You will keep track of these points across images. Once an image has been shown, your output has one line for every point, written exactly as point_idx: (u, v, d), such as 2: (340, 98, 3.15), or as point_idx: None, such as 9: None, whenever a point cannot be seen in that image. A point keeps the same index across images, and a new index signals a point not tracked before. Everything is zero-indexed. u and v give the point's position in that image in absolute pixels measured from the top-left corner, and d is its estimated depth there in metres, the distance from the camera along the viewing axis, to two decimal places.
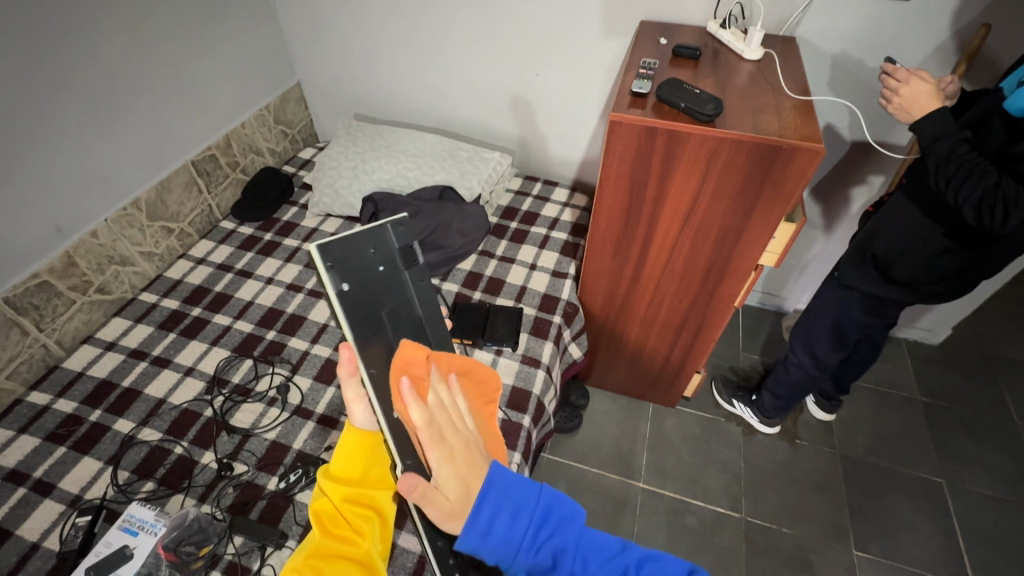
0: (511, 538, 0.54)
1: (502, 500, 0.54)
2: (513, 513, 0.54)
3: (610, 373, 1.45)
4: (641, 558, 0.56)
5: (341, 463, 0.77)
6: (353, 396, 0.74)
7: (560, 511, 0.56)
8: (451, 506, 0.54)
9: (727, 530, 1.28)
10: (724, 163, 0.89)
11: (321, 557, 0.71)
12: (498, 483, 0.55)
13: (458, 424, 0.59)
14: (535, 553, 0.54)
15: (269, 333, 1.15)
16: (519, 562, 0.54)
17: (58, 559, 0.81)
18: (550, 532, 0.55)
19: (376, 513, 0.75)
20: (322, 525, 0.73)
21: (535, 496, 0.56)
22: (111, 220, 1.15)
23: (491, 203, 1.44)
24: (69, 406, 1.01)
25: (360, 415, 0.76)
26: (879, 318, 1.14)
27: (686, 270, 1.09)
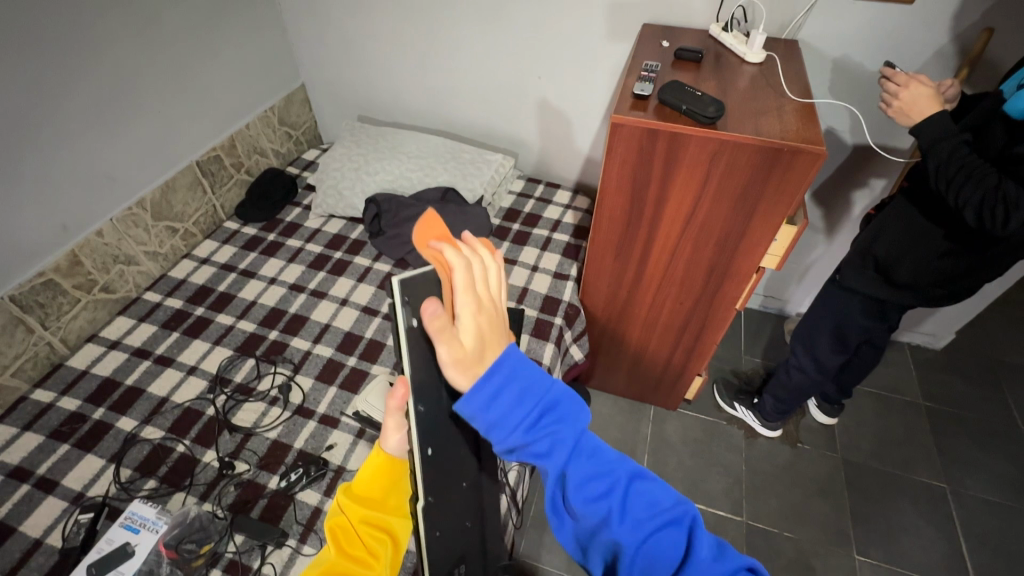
0: (508, 411, 0.48)
1: (511, 376, 0.49)
2: (520, 390, 0.49)
3: (612, 375, 1.45)
4: (635, 475, 0.49)
5: (362, 481, 0.75)
6: (392, 423, 0.71)
7: (566, 405, 0.50)
8: (465, 353, 0.48)
9: (728, 533, 1.28)
10: (726, 165, 0.89)
11: None
12: (515, 359, 0.50)
13: (491, 284, 0.51)
14: (529, 436, 0.48)
15: (271, 333, 1.16)
16: (510, 438, 0.48)
17: (61, 555, 0.82)
18: (551, 421, 0.49)
19: (390, 539, 0.72)
20: (338, 544, 0.71)
21: (548, 383, 0.51)
22: (116, 220, 1.16)
23: (494, 205, 1.45)
24: (73, 403, 1.02)
25: (392, 441, 0.74)
26: (881, 322, 1.13)
27: (687, 272, 1.09)
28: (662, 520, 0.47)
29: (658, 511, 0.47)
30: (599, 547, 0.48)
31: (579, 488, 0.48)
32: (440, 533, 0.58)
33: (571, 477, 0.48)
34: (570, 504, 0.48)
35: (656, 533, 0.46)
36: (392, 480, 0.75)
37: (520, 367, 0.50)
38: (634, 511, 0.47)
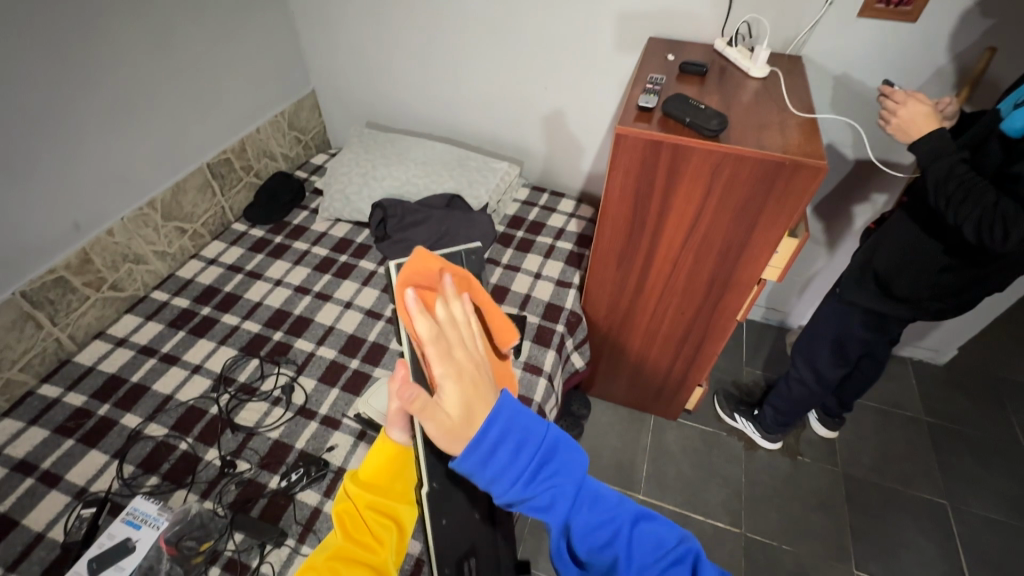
0: (506, 471, 0.47)
1: (505, 431, 0.47)
2: (516, 445, 0.48)
3: (612, 383, 1.46)
4: (637, 516, 0.51)
5: (370, 470, 0.76)
6: (397, 416, 0.69)
7: (564, 453, 0.50)
8: (453, 424, 0.46)
9: (726, 545, 1.27)
10: (728, 178, 0.91)
11: (340, 560, 0.70)
12: (508, 411, 0.48)
13: (468, 336, 0.49)
14: (533, 494, 0.48)
15: (276, 334, 1.17)
16: (514, 498, 0.48)
17: (62, 549, 0.83)
18: (552, 471, 0.49)
19: (395, 525, 0.73)
20: (344, 528, 0.73)
21: (543, 432, 0.49)
22: (127, 220, 1.18)
23: (499, 212, 1.46)
24: (78, 399, 1.03)
25: (395, 431, 0.71)
26: (882, 336, 1.14)
27: (689, 282, 1.10)
28: (665, 561, 0.49)
29: (662, 553, 0.49)
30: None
31: (585, 535, 0.49)
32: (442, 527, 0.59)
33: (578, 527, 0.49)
34: (576, 551, 0.50)
35: None
36: (399, 467, 0.76)
37: (515, 419, 0.48)
38: (640, 558, 0.49)
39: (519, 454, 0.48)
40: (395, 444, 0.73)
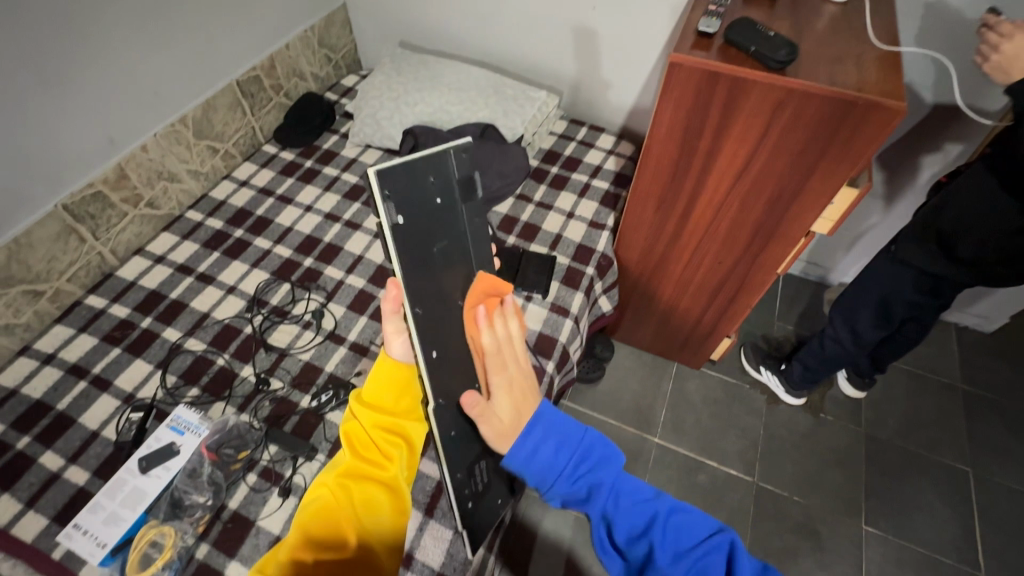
0: (550, 462, 0.60)
1: (550, 428, 0.61)
2: (556, 447, 0.60)
3: (638, 329, 1.44)
4: (673, 509, 0.59)
5: (372, 392, 0.76)
6: (392, 330, 0.75)
7: (601, 452, 0.61)
8: (503, 427, 0.62)
9: (738, 491, 1.30)
10: (789, 118, 0.82)
11: (351, 476, 0.71)
12: (548, 414, 0.62)
13: (517, 351, 0.67)
14: (572, 485, 0.59)
15: (306, 260, 1.18)
16: (555, 487, 0.60)
17: (116, 447, 0.90)
18: (588, 467, 0.60)
19: (404, 442, 0.74)
20: (352, 448, 0.73)
21: (581, 432, 0.62)
22: (160, 136, 1.16)
23: (533, 145, 1.39)
24: (122, 311, 1.08)
25: (395, 346, 0.76)
26: (932, 299, 1.07)
27: (731, 230, 1.04)
28: (700, 549, 0.56)
29: (698, 538, 0.56)
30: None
31: (622, 524, 0.58)
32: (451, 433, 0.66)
33: (616, 518, 0.58)
34: (615, 539, 0.59)
35: (697, 562, 0.55)
36: (401, 386, 0.76)
37: (558, 421, 0.62)
38: (676, 545, 0.56)
39: (560, 453, 0.60)
40: (397, 360, 0.77)
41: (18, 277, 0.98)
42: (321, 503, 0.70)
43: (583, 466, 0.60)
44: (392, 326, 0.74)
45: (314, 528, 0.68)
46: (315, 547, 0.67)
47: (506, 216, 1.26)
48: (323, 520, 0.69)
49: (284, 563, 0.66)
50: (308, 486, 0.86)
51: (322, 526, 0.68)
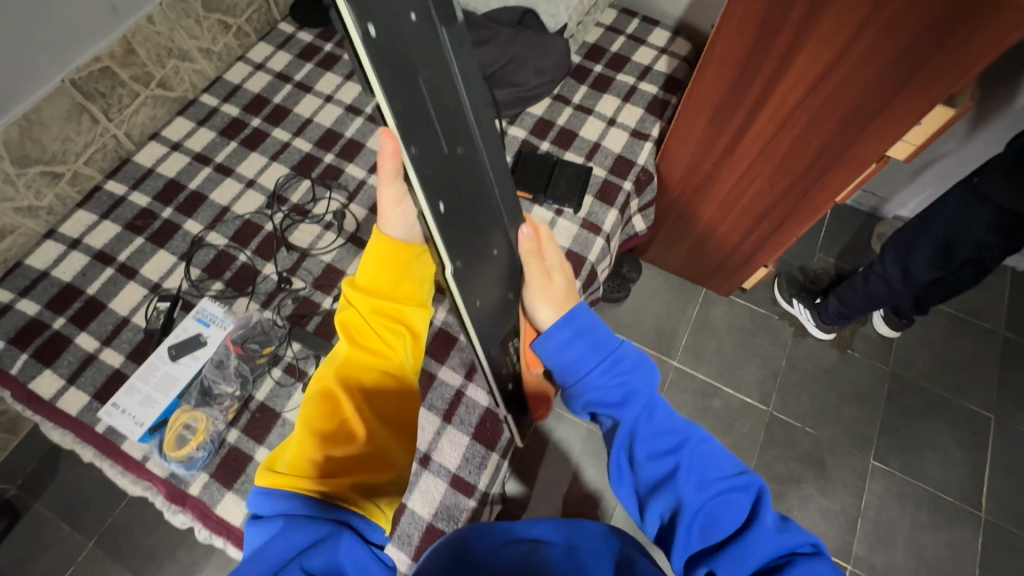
0: (577, 358, 0.63)
1: (580, 332, 0.64)
2: (591, 345, 0.63)
3: (670, 252, 1.38)
4: (702, 439, 0.58)
5: (367, 276, 0.72)
6: (392, 195, 0.62)
7: (635, 365, 0.63)
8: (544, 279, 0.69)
9: (750, 418, 1.31)
10: (892, 15, 0.68)
11: (352, 367, 0.67)
12: (588, 319, 0.65)
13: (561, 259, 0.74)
14: (602, 385, 0.62)
15: (326, 156, 1.12)
16: (583, 382, 0.63)
17: (146, 333, 0.92)
18: (623, 372, 0.62)
19: (406, 330, 0.73)
20: (350, 337, 0.69)
21: (616, 345, 0.64)
22: (165, 5, 1.06)
23: (577, 38, 1.23)
24: (143, 200, 1.05)
25: (392, 222, 0.70)
26: (1005, 240, 0.98)
27: (791, 150, 0.93)
28: (725, 485, 0.54)
29: (722, 473, 0.55)
30: (660, 498, 0.55)
31: (648, 440, 0.58)
32: (476, 302, 0.62)
33: (641, 429, 0.59)
34: (636, 456, 0.58)
35: (720, 494, 0.54)
36: (402, 260, 0.73)
37: (591, 325, 0.65)
38: (700, 473, 0.55)
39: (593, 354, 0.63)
40: (392, 236, 0.72)
41: (35, 157, 0.95)
42: (324, 399, 0.65)
43: (612, 371, 0.62)
44: (388, 193, 0.61)
45: (320, 423, 0.63)
46: (321, 440, 0.61)
47: (540, 119, 1.15)
48: (328, 414, 0.64)
49: (290, 462, 0.59)
50: None
51: (328, 421, 0.63)
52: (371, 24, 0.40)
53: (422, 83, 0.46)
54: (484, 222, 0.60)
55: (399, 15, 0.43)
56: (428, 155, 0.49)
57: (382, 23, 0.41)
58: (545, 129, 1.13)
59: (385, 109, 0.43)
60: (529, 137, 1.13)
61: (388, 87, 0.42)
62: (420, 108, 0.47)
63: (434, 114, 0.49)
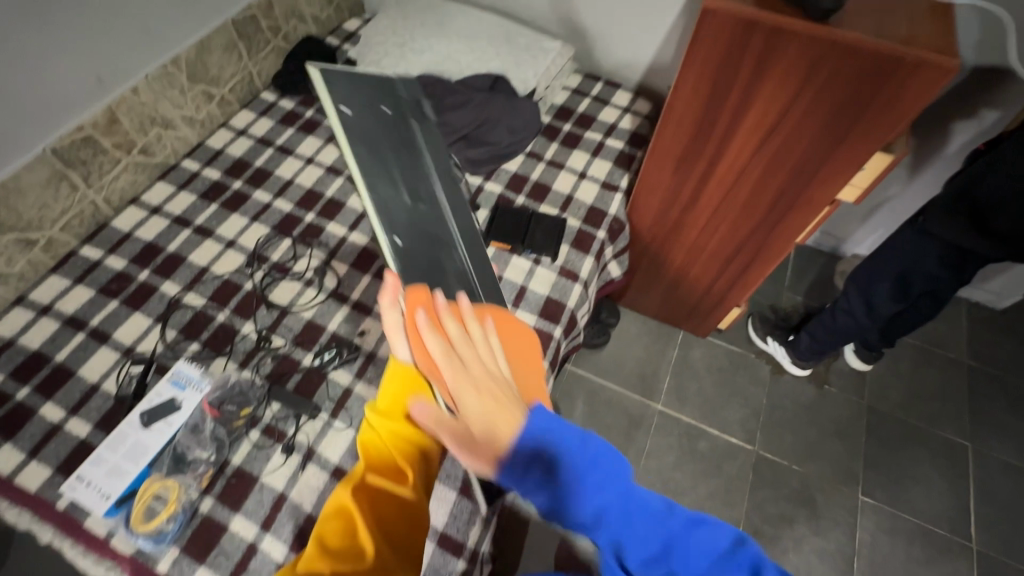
0: (549, 482, 0.52)
1: (537, 444, 0.53)
2: (550, 459, 0.53)
3: (646, 296, 1.42)
4: (692, 521, 0.53)
5: (386, 394, 0.72)
6: (393, 323, 0.66)
7: (601, 458, 0.53)
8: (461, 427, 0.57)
9: (737, 459, 1.31)
10: (829, 75, 0.76)
11: (366, 489, 0.71)
12: (537, 420, 0.54)
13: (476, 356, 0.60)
14: (572, 504, 0.52)
15: (308, 215, 1.14)
16: (555, 501, 0.52)
17: (116, 400, 0.89)
18: (592, 476, 0.53)
19: (420, 450, 0.73)
20: (366, 457, 0.73)
21: (578, 444, 0.54)
22: (152, 78, 1.10)
23: (546, 100, 1.32)
24: (119, 263, 1.05)
25: (400, 348, 0.68)
26: (954, 273, 1.05)
27: (751, 196, 1.00)
28: (723, 566, 0.50)
29: (720, 556, 0.51)
30: None
31: (637, 550, 0.51)
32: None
33: (626, 540, 0.51)
34: (628, 566, 0.52)
35: None
36: (414, 383, 0.72)
37: (544, 427, 0.54)
38: (696, 566, 0.51)
39: (556, 469, 0.53)
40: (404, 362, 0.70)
41: (9, 224, 0.95)
42: (338, 516, 0.70)
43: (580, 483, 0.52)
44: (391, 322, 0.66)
45: (332, 542, 0.68)
46: (331, 559, 0.66)
47: (516, 174, 1.20)
48: (341, 533, 0.68)
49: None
50: (311, 444, 0.87)
51: (339, 541, 0.68)
52: (344, 109, 0.80)
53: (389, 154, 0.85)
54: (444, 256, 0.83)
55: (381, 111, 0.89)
56: (383, 199, 0.76)
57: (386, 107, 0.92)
58: (520, 184, 1.19)
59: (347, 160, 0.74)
60: (505, 191, 1.18)
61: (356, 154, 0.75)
62: (385, 172, 0.79)
63: (391, 172, 0.82)
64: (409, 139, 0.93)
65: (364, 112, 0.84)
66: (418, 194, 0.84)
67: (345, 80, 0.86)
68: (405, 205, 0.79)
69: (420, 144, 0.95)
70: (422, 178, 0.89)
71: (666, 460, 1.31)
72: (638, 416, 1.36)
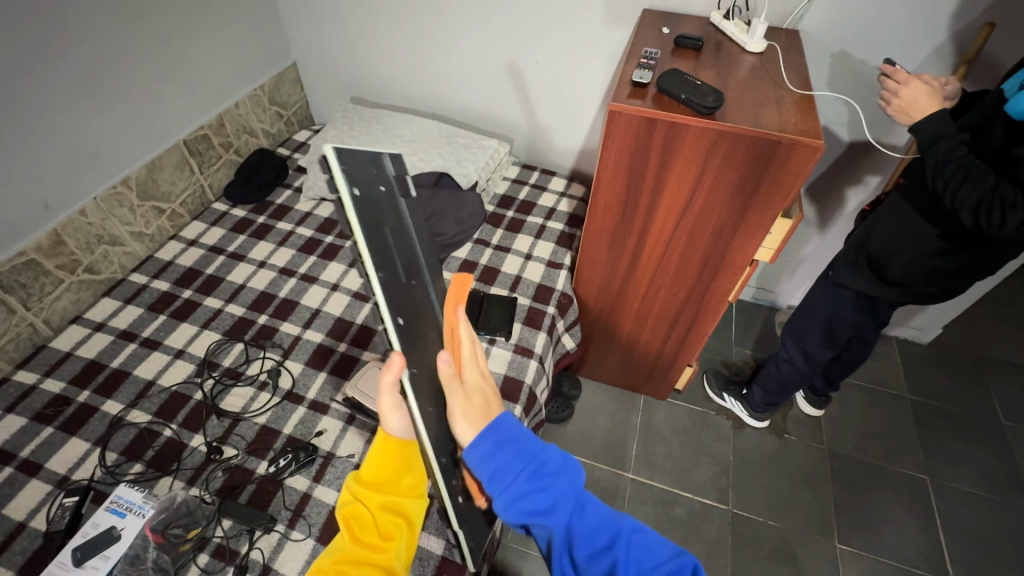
0: (503, 471, 0.56)
1: (505, 442, 0.56)
2: (514, 453, 0.57)
3: (603, 364, 1.46)
4: (633, 529, 0.59)
5: (374, 471, 0.75)
6: (388, 405, 0.65)
7: (562, 465, 0.59)
8: (470, 407, 0.56)
9: (714, 521, 1.30)
10: (723, 156, 0.88)
11: (349, 563, 0.70)
12: (509, 425, 0.58)
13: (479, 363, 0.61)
14: (529, 496, 0.56)
15: (260, 317, 1.15)
16: (506, 496, 0.55)
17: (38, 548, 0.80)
18: (550, 478, 0.58)
19: (406, 522, 0.74)
20: (350, 531, 0.72)
21: (540, 449, 0.59)
22: (100, 199, 1.13)
23: (488, 191, 1.42)
24: (56, 386, 1.00)
25: (396, 422, 0.70)
26: (871, 318, 1.15)
27: (681, 262, 1.09)
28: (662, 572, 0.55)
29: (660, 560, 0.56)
30: None
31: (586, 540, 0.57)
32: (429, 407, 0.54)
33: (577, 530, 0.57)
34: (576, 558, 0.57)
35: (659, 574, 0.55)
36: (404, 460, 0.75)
37: (513, 434, 0.57)
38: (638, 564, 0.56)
39: (519, 461, 0.56)
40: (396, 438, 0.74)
41: None
42: None
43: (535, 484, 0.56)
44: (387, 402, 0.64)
45: None
46: None
47: (465, 261, 1.26)
48: None
49: None
50: (266, 561, 0.81)
51: None
52: (358, 192, 0.46)
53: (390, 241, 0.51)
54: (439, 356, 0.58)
55: (377, 192, 0.50)
56: (401, 301, 0.50)
57: (370, 214, 0.48)
58: (470, 269, 1.25)
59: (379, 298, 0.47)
60: (456, 277, 1.23)
61: (374, 247, 0.46)
62: (391, 262, 0.50)
63: (378, 264, 0.47)
64: (395, 217, 0.54)
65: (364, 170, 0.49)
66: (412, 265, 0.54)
67: (347, 150, 0.46)
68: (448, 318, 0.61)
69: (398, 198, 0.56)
70: (419, 271, 0.58)
71: None
72: (611, 488, 1.34)
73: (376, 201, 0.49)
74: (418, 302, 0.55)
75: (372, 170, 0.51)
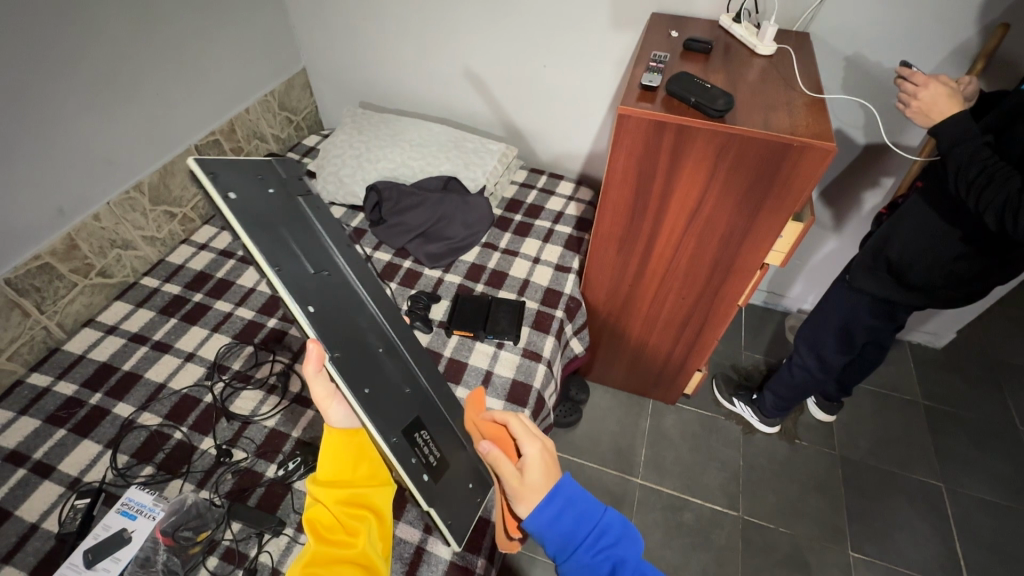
0: (569, 533, 0.63)
1: (569, 504, 0.64)
2: (577, 516, 0.64)
3: (610, 369, 1.45)
4: None
5: (328, 469, 0.75)
6: (322, 394, 0.73)
7: (621, 532, 0.65)
8: (524, 489, 0.64)
9: (725, 527, 1.28)
10: (733, 159, 0.88)
11: (320, 563, 0.68)
12: (570, 487, 0.65)
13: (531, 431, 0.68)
14: (588, 561, 0.62)
15: (270, 321, 1.15)
16: (570, 557, 0.63)
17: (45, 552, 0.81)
18: (609, 542, 0.63)
19: (370, 512, 0.74)
20: (316, 533, 0.71)
21: (601, 513, 0.65)
22: (113, 204, 1.14)
23: (496, 195, 1.42)
24: (69, 388, 1.01)
25: (335, 414, 0.75)
26: (887, 322, 1.13)
27: (691, 266, 1.08)
28: None
29: None
30: None
31: None
32: (364, 390, 0.72)
33: None
34: None
35: None
36: (356, 451, 0.76)
37: (576, 498, 0.65)
38: None
39: (580, 525, 0.64)
40: (342, 430, 0.76)
41: None
42: None
43: (598, 546, 0.63)
44: (320, 388, 0.72)
45: None
46: None
47: (473, 264, 1.26)
48: None
49: None
50: (275, 564, 0.80)
51: None
52: (233, 196, 0.66)
53: (284, 233, 0.71)
54: (360, 329, 0.77)
55: (261, 193, 0.71)
56: (293, 275, 0.68)
57: (251, 214, 0.67)
58: (478, 273, 1.24)
59: (275, 279, 0.65)
60: (464, 281, 1.23)
61: (256, 237, 0.66)
62: (284, 247, 0.69)
63: (298, 250, 0.72)
64: (304, 219, 0.77)
65: (257, 198, 0.70)
66: (321, 261, 0.74)
67: (226, 166, 0.69)
68: (354, 301, 0.78)
69: (309, 214, 0.78)
70: (332, 252, 0.78)
71: (654, 538, 1.27)
72: (620, 494, 1.33)
73: (255, 201, 0.69)
74: (324, 278, 0.74)
75: (259, 176, 0.73)
